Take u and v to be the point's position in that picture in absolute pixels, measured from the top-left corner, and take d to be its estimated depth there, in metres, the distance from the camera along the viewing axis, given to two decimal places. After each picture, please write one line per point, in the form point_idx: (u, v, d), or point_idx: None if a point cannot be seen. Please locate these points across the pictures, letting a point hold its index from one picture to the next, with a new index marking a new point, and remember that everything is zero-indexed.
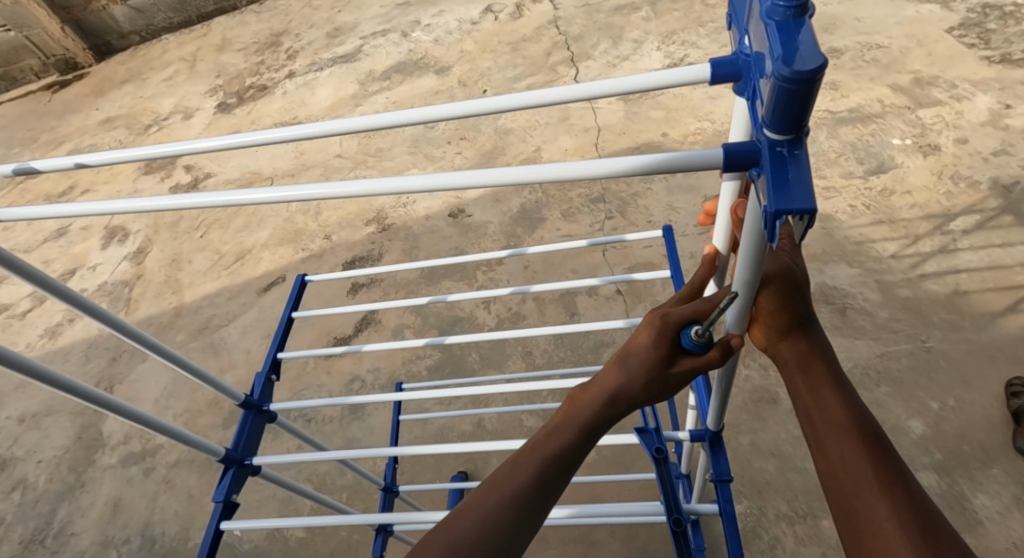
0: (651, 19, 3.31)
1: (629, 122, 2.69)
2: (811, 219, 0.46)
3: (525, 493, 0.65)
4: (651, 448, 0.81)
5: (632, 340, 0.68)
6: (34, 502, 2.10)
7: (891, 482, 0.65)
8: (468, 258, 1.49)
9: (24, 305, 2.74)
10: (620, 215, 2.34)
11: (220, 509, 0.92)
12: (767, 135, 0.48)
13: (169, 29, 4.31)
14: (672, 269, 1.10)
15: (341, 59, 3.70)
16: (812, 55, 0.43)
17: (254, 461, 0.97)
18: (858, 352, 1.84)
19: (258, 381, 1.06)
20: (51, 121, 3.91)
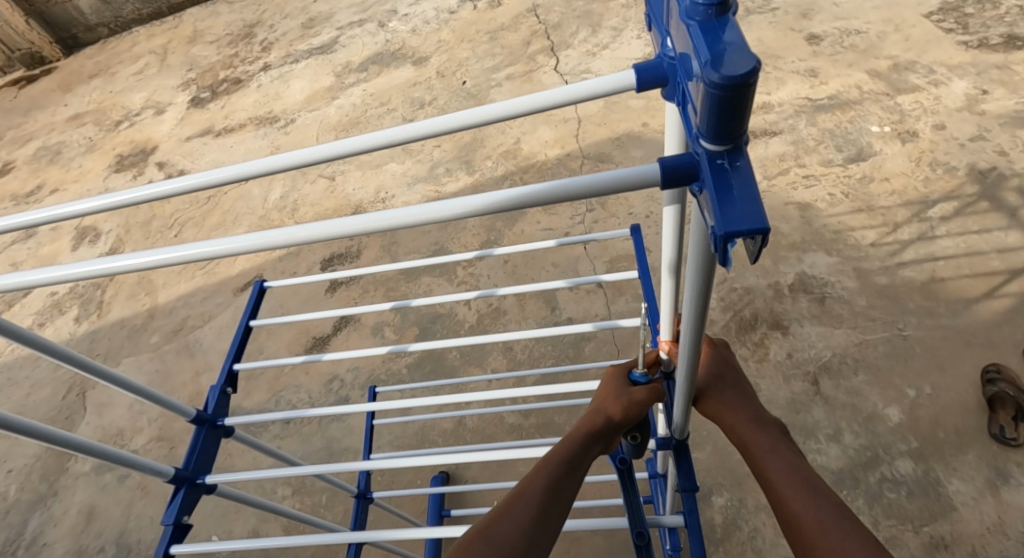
0: (630, 6, 3.29)
1: (609, 112, 2.67)
2: (763, 238, 0.44)
3: (534, 506, 0.71)
4: (615, 459, 0.80)
5: (609, 380, 0.81)
6: (5, 512, 2.06)
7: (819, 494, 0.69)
8: (445, 255, 1.46)
9: None
10: (601, 207, 2.32)
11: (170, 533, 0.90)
12: (705, 147, 0.47)
13: (139, 20, 4.20)
14: (640, 268, 1.08)
15: (317, 51, 3.63)
16: (741, 59, 0.41)
17: (206, 480, 0.95)
18: (836, 341, 1.85)
19: (213, 393, 1.04)
20: (17, 117, 3.80)
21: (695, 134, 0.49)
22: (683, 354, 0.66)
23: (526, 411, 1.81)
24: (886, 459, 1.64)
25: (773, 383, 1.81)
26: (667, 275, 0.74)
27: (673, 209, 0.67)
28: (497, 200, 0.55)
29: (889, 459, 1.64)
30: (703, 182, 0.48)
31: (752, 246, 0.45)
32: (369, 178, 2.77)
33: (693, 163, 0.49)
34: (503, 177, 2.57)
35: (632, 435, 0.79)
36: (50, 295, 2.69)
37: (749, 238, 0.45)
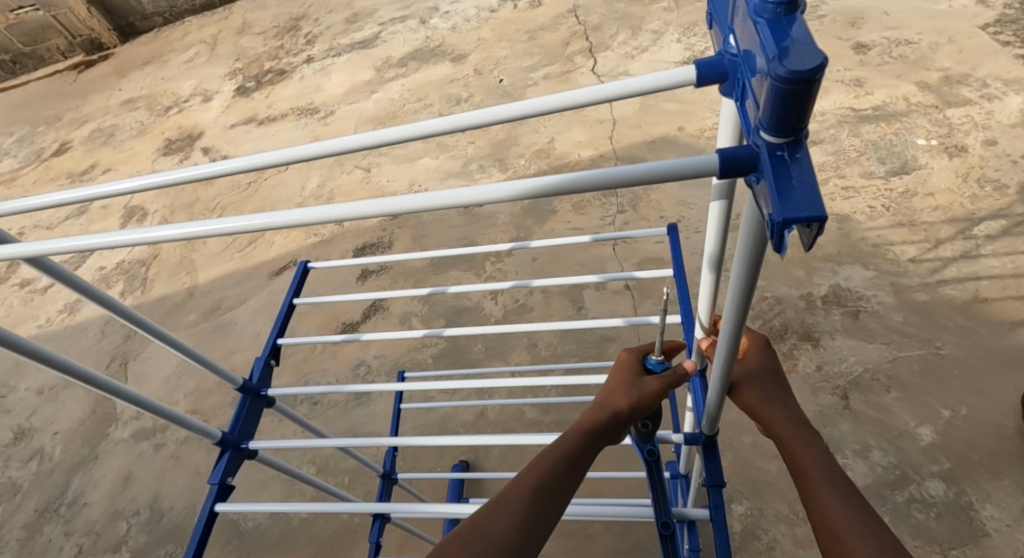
0: (672, 10, 3.25)
1: (644, 114, 2.64)
2: (820, 226, 0.43)
3: (527, 504, 0.70)
4: (643, 450, 0.79)
5: (618, 366, 0.77)
6: (49, 472, 2.13)
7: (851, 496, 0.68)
8: (471, 247, 1.45)
9: (45, 282, 2.80)
10: (632, 209, 2.30)
11: (215, 492, 0.92)
12: (765, 138, 0.45)
13: (191, 11, 4.31)
14: (675, 265, 1.07)
15: (358, 45, 3.68)
16: (809, 54, 0.40)
17: (249, 446, 0.96)
18: (869, 357, 1.80)
19: (257, 364, 1.06)
20: (75, 100, 3.94)
21: (755, 126, 0.47)
22: (720, 346, 0.64)
23: (547, 408, 1.80)
24: (916, 479, 1.59)
25: (801, 394, 1.76)
26: (707, 269, 0.72)
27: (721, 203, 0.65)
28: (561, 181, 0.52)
29: (919, 480, 1.59)
30: (762, 172, 0.46)
31: (808, 234, 0.44)
32: (402, 170, 2.80)
33: (752, 154, 0.48)
34: (536, 175, 2.57)
35: (644, 423, 0.76)
36: (97, 270, 2.77)
37: (805, 226, 0.44)
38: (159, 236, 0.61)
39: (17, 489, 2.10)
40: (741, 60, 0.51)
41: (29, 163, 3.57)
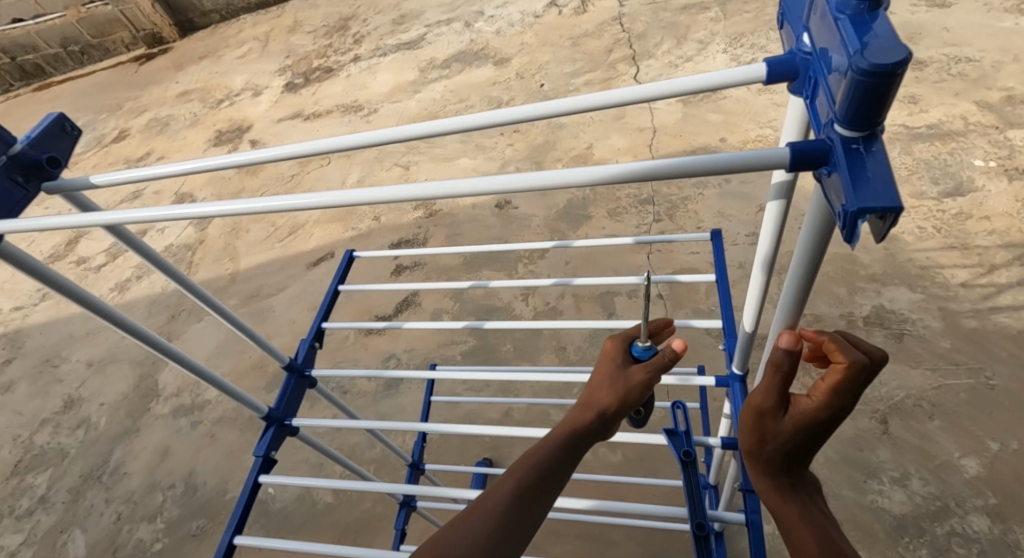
0: (720, 19, 3.20)
1: (686, 123, 2.61)
2: (895, 217, 0.44)
3: (513, 505, 0.68)
4: (679, 450, 0.79)
5: (600, 360, 0.76)
6: (95, 440, 2.19)
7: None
8: (505, 246, 1.45)
9: (98, 261, 2.91)
10: (669, 218, 2.27)
11: (261, 465, 0.94)
12: (840, 132, 0.47)
13: (247, 9, 4.42)
14: (717, 271, 1.04)
15: (404, 46, 3.73)
16: (893, 49, 0.41)
17: (293, 423, 0.98)
18: (912, 383, 1.73)
19: (303, 345, 1.07)
20: (134, 90, 4.09)
21: (829, 120, 0.48)
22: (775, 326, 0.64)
23: None
24: (958, 512, 1.52)
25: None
26: (757, 272, 0.72)
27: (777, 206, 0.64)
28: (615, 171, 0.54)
29: (962, 514, 1.52)
30: (834, 165, 0.47)
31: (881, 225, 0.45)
32: (441, 169, 2.82)
33: (824, 147, 0.49)
34: None
35: (636, 410, 0.80)
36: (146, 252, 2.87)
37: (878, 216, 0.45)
38: (228, 209, 0.64)
39: (65, 455, 2.18)
40: (817, 57, 0.51)
41: (89, 148, 3.72)
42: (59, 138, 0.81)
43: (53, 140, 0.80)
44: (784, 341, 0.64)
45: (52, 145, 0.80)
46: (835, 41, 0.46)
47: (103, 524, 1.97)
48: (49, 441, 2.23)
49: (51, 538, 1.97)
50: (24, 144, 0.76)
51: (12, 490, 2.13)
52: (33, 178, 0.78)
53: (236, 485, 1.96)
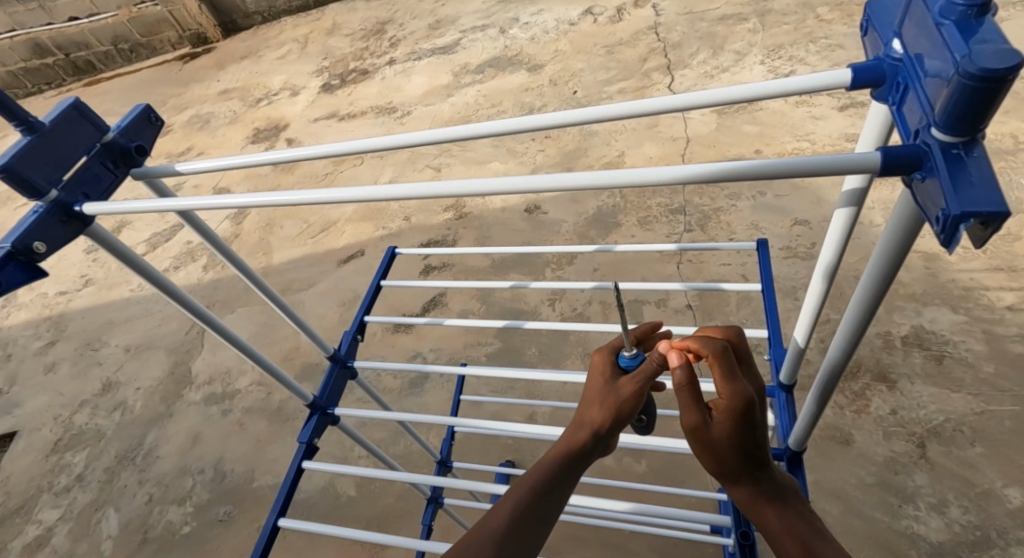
0: (758, 31, 3.18)
1: (721, 134, 2.61)
2: (1000, 221, 0.44)
3: (514, 523, 0.71)
4: None
5: (591, 375, 0.80)
6: (130, 423, 2.27)
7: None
8: (538, 248, 1.46)
9: (139, 251, 3.01)
10: (700, 228, 2.26)
11: (304, 451, 0.97)
12: (938, 136, 0.48)
13: (288, 12, 4.53)
14: (762, 279, 1.04)
15: (439, 50, 3.78)
16: (1004, 52, 0.42)
17: (335, 412, 1.02)
18: (953, 407, 1.70)
19: (346, 337, 1.10)
20: (178, 88, 4.22)
21: (926, 125, 0.49)
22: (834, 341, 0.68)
23: None
24: (1000, 544, 1.49)
25: (871, 437, 1.69)
26: (818, 279, 0.75)
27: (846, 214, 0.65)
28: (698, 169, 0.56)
29: (1002, 544, 1.49)
30: (930, 169, 0.48)
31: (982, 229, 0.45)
32: (471, 173, 2.85)
33: (919, 151, 0.50)
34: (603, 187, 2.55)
35: (639, 417, 0.83)
36: (185, 244, 2.95)
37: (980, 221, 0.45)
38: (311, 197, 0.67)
39: (101, 436, 2.25)
40: (912, 64, 0.53)
41: None
42: (145, 128, 0.85)
43: (141, 130, 0.85)
44: (674, 358, 0.72)
45: (140, 135, 0.84)
46: (936, 46, 0.47)
47: (136, 504, 2.03)
48: (87, 422, 2.31)
49: (86, 515, 2.04)
50: (115, 132, 0.80)
51: (51, 467, 2.21)
52: (121, 165, 0.82)
53: (262, 474, 2.00)
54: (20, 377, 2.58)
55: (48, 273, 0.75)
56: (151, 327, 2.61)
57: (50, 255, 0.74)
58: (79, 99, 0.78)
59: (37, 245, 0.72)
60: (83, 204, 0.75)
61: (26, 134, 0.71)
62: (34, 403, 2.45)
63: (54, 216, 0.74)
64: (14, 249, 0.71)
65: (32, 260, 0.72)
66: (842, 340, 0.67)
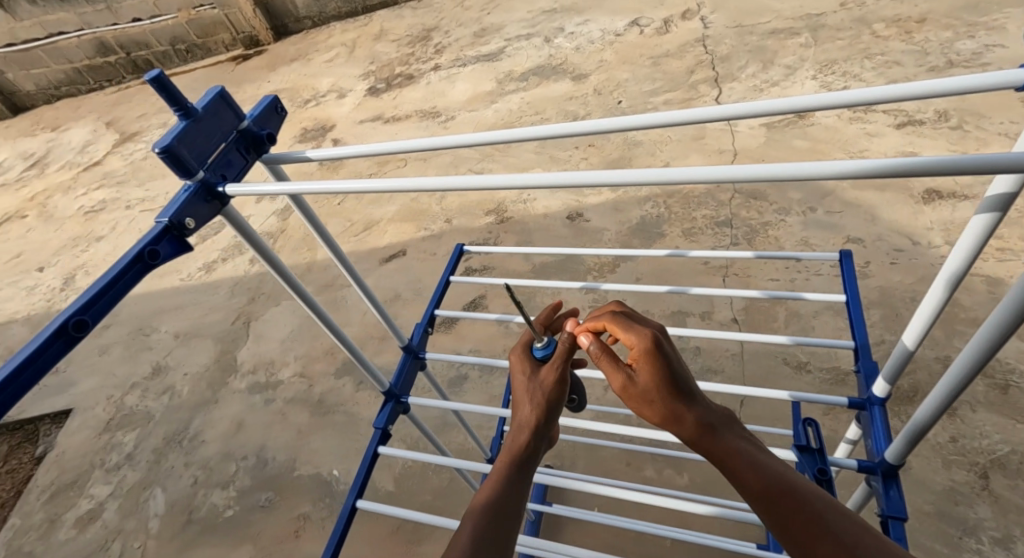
0: (809, 46, 3.14)
1: (769, 148, 2.58)
2: None
3: (484, 524, 0.81)
4: (812, 470, 0.96)
5: (515, 378, 0.97)
6: (177, 407, 2.34)
7: (852, 531, 0.75)
8: (620, 255, 1.58)
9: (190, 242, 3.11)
10: (747, 242, 2.24)
11: (379, 436, 1.05)
12: None
13: (338, 17, 4.64)
14: (849, 293, 1.09)
15: (484, 58, 3.83)
16: None
17: (408, 401, 1.10)
18: (1018, 438, 1.65)
19: (417, 330, 1.16)
20: (231, 87, 4.35)
21: None
22: (943, 383, 0.74)
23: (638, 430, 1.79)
24: None
25: (929, 464, 1.64)
26: (939, 287, 0.82)
27: (984, 218, 0.74)
28: (830, 169, 0.65)
29: None
30: None
31: None
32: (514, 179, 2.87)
33: None
34: (647, 198, 2.55)
35: (570, 398, 1.04)
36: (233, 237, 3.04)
37: None
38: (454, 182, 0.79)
39: (150, 418, 2.33)
40: None
41: None
42: (271, 118, 0.96)
43: (268, 118, 0.95)
44: (585, 337, 0.89)
45: (267, 122, 0.95)
46: None
47: (181, 485, 2.09)
48: (137, 404, 2.40)
49: (135, 493, 2.11)
50: (250, 120, 0.91)
51: (103, 444, 2.29)
52: (252, 151, 0.92)
53: (304, 463, 2.04)
54: (76, 358, 2.69)
55: (193, 248, 0.84)
56: (200, 315, 2.69)
57: (197, 230, 0.83)
58: (224, 90, 0.89)
59: (188, 221, 0.82)
60: (224, 184, 0.84)
61: (183, 119, 0.82)
62: (88, 383, 2.55)
63: (200, 194, 0.83)
64: (168, 223, 0.80)
65: (183, 234, 0.82)
66: (956, 371, 0.73)
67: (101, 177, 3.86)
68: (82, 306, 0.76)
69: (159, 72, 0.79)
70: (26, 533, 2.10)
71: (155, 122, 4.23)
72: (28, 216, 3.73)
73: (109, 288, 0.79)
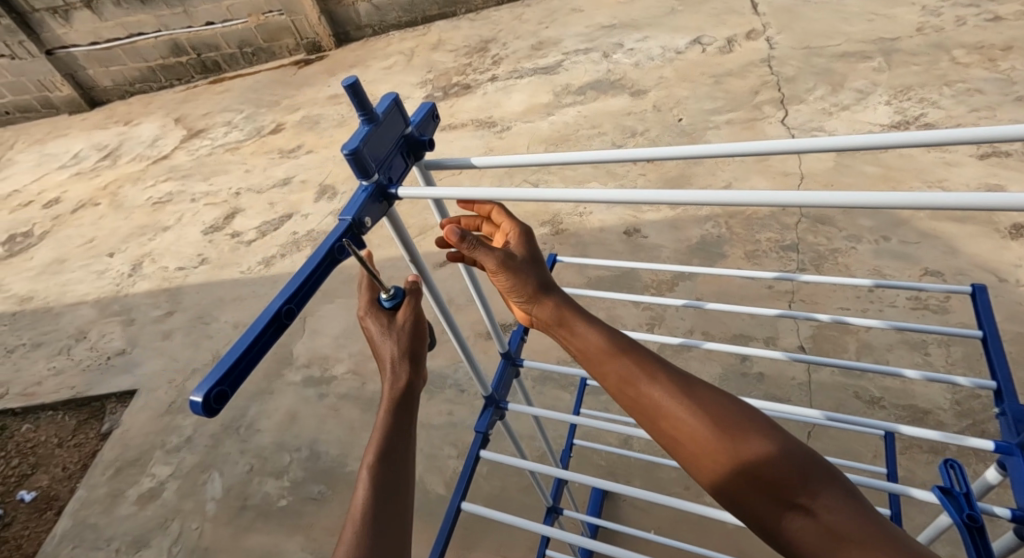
0: (882, 70, 3.07)
1: (838, 173, 2.51)
2: None
3: (381, 470, 0.84)
4: (962, 514, 0.73)
5: (372, 335, 0.91)
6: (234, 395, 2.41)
7: (683, 383, 0.85)
8: (701, 270, 1.51)
9: (250, 236, 3.21)
10: (814, 268, 2.19)
11: (481, 439, 1.10)
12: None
13: (398, 26, 4.73)
14: (984, 329, 1.05)
15: (541, 70, 3.85)
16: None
17: (507, 406, 1.15)
18: None
19: (515, 337, 1.24)
20: (292, 90, 4.47)
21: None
22: None
23: None
24: None
25: None
26: None
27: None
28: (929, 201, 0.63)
29: None
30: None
31: None
32: None
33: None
34: (706, 217, 2.51)
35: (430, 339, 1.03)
36: (291, 234, 3.12)
37: None
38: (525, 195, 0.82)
39: None
40: None
41: (249, 136, 4.09)
42: (430, 123, 0.98)
43: (427, 125, 0.98)
44: (452, 233, 0.87)
45: (426, 129, 0.97)
46: None
47: (237, 472, 2.15)
48: None
49: (192, 476, 2.17)
50: (413, 126, 0.94)
51: (164, 426, 2.37)
52: (411, 154, 0.96)
53: (355, 459, 2.07)
54: (141, 341, 2.80)
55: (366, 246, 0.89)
56: (258, 308, 2.77)
57: (370, 228, 0.89)
58: (396, 96, 0.92)
59: (366, 220, 0.87)
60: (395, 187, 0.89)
61: (366, 123, 0.84)
62: (152, 366, 2.65)
63: (375, 194, 0.88)
64: (351, 222, 0.85)
65: (360, 233, 0.87)
66: None
67: (169, 170, 4.02)
68: (291, 295, 0.81)
69: (354, 80, 0.83)
70: (90, 506, 2.19)
71: (221, 119, 4.38)
72: (100, 204, 3.91)
73: (310, 279, 0.83)
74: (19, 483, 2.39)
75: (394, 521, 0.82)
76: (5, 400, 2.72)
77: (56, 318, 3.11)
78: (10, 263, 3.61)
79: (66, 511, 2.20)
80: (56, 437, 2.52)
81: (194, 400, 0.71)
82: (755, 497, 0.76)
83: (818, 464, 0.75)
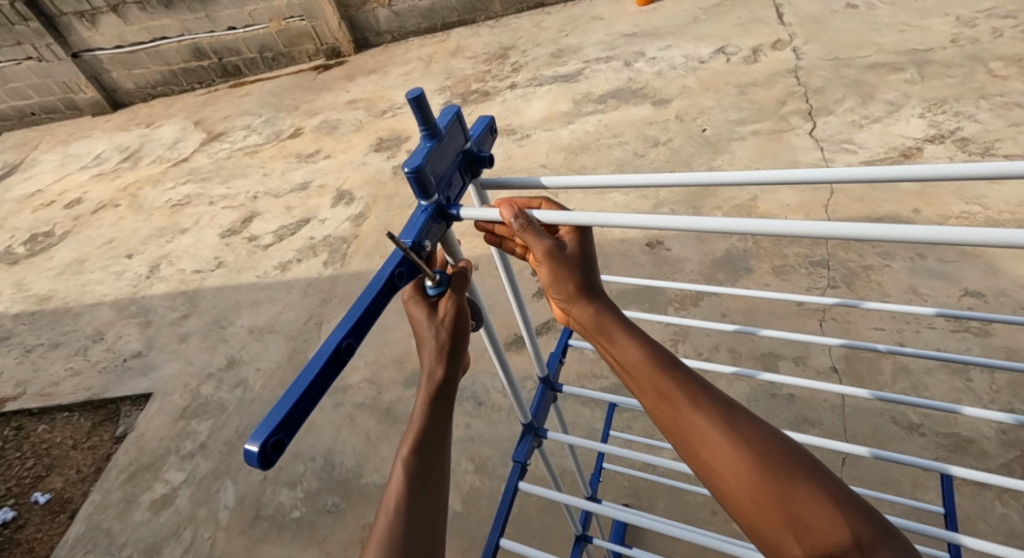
0: (914, 82, 2.99)
1: (872, 190, 2.44)
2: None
3: (412, 482, 0.82)
4: None
5: (415, 324, 0.87)
6: (250, 401, 2.38)
7: (728, 412, 0.80)
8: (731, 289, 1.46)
9: (268, 239, 3.19)
10: (845, 285, 2.12)
11: (519, 469, 1.06)
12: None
13: (417, 32, 4.73)
14: None
15: (562, 78, 3.81)
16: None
17: (546, 434, 1.10)
18: None
19: (553, 360, 1.22)
20: (311, 95, 4.47)
21: None
22: None
23: None
24: None
25: None
26: None
27: None
28: None
29: None
30: None
31: None
32: (591, 202, 2.80)
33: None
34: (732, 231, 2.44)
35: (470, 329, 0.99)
36: (308, 239, 3.10)
37: None
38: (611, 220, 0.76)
39: (223, 410, 2.38)
40: None
41: (268, 140, 4.09)
42: (487, 137, 0.96)
43: (484, 139, 0.96)
44: (507, 211, 0.84)
45: (483, 143, 0.95)
46: None
47: (251, 480, 2.12)
48: (211, 395, 2.46)
49: (206, 483, 2.14)
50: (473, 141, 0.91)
51: (178, 431, 2.35)
52: (468, 171, 0.93)
53: (371, 471, 2.03)
54: (158, 343, 2.78)
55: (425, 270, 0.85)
56: (274, 313, 2.74)
57: (428, 251, 0.85)
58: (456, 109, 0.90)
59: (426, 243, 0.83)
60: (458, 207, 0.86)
61: (429, 139, 0.82)
62: (168, 369, 2.63)
63: (434, 215, 0.85)
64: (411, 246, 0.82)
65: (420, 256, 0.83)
66: None
67: (188, 173, 4.03)
68: (351, 329, 0.77)
69: (420, 93, 0.79)
70: (104, 510, 2.16)
71: (240, 123, 4.39)
72: (120, 205, 3.92)
73: (370, 309, 0.79)
74: (33, 484, 2.37)
75: (419, 518, 0.80)
76: (22, 400, 2.71)
77: (75, 318, 3.11)
78: (31, 262, 3.62)
79: (79, 514, 2.18)
80: (71, 438, 2.51)
81: (250, 450, 0.68)
82: (790, 543, 0.72)
83: (870, 520, 0.70)
